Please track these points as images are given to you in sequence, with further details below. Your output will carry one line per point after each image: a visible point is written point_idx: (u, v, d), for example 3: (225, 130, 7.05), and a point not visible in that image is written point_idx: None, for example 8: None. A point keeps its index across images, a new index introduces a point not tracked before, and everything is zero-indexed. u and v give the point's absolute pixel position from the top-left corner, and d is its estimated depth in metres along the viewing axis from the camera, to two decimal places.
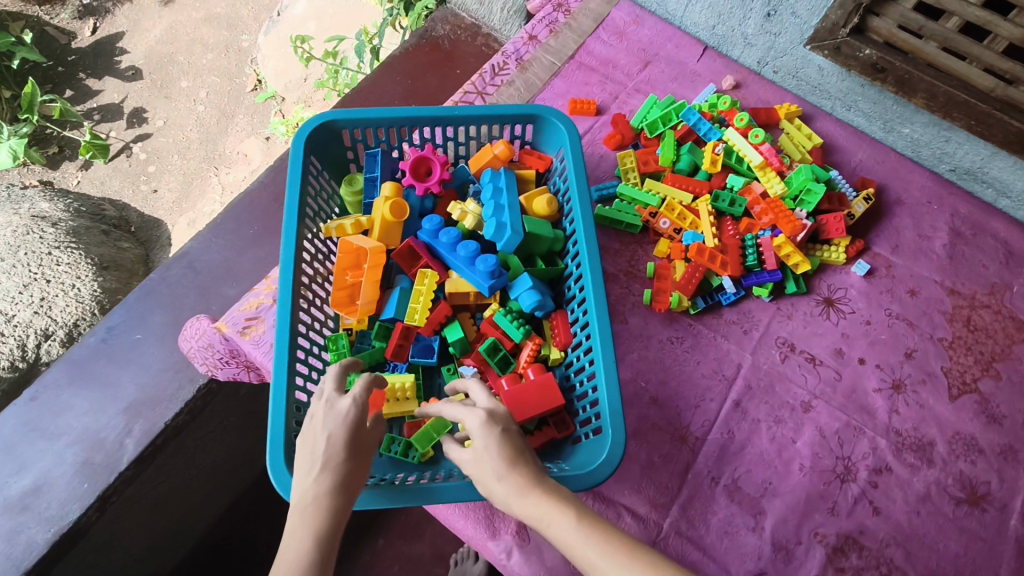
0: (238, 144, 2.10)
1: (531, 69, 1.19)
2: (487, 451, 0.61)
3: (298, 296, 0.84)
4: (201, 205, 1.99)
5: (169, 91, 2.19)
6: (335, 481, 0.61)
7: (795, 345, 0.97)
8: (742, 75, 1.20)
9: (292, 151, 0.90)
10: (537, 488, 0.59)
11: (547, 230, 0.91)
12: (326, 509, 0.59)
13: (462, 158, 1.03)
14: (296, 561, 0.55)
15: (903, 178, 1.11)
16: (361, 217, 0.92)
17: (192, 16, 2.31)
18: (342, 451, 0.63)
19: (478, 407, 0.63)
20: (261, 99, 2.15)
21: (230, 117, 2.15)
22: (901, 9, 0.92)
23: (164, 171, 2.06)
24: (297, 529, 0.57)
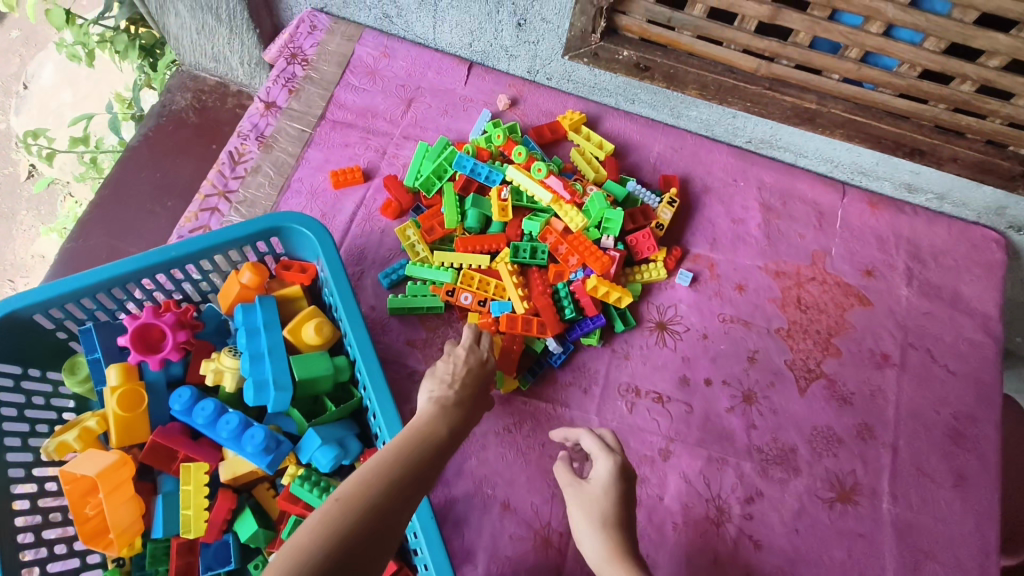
0: (31, 244, 1.77)
1: (276, 145, 1.00)
2: (601, 494, 0.64)
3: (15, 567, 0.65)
4: None
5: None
6: (464, 396, 0.65)
7: (639, 388, 0.89)
8: (516, 88, 1.08)
9: None
10: (626, 560, 0.60)
11: (326, 365, 0.76)
12: (458, 410, 0.64)
13: (210, 293, 0.85)
14: (433, 432, 0.59)
15: (704, 162, 1.04)
16: (88, 422, 0.73)
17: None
18: (476, 382, 0.68)
19: (612, 454, 0.67)
20: (40, 188, 1.78)
21: (12, 217, 1.79)
22: (643, 4, 0.82)
23: None
24: (431, 416, 0.61)
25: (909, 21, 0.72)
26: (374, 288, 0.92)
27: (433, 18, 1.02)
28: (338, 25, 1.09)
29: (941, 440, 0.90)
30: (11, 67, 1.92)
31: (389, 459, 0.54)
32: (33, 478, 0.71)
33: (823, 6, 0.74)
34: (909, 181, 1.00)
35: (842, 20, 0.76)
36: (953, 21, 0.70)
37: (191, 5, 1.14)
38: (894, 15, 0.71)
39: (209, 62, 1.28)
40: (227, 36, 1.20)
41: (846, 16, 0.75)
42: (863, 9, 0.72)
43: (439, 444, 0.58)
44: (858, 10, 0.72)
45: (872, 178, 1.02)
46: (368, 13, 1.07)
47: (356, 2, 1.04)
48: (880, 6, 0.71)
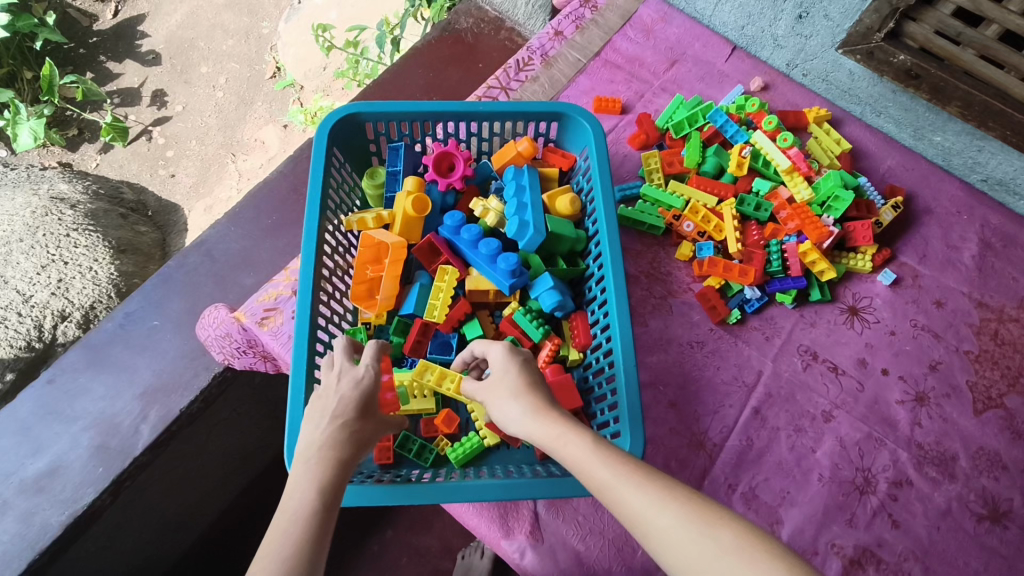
0: (257, 130, 2.10)
1: (555, 65, 1.17)
2: (509, 374, 0.66)
3: (318, 289, 0.84)
4: (218, 191, 2.01)
5: (189, 76, 2.20)
6: (343, 435, 0.60)
7: (818, 353, 0.96)
8: (770, 76, 1.18)
9: (315, 140, 0.90)
10: (548, 411, 0.61)
11: (571, 230, 0.90)
12: (333, 461, 0.58)
13: (485, 154, 1.02)
14: (300, 509, 0.53)
15: (933, 187, 1.09)
16: (382, 211, 0.92)
17: (214, 1, 2.31)
18: (353, 407, 0.62)
19: (504, 343, 0.70)
20: (277, 87, 2.15)
21: (248, 104, 2.15)
22: (938, 14, 0.90)
23: (182, 156, 2.08)
24: (303, 481, 0.56)
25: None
26: None
27: None
28: None
29: None
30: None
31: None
32: (335, 238, 0.92)
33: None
34: None
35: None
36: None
37: None
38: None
39: None
40: None
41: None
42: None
43: (315, 518, 0.53)
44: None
45: None
46: None
47: None
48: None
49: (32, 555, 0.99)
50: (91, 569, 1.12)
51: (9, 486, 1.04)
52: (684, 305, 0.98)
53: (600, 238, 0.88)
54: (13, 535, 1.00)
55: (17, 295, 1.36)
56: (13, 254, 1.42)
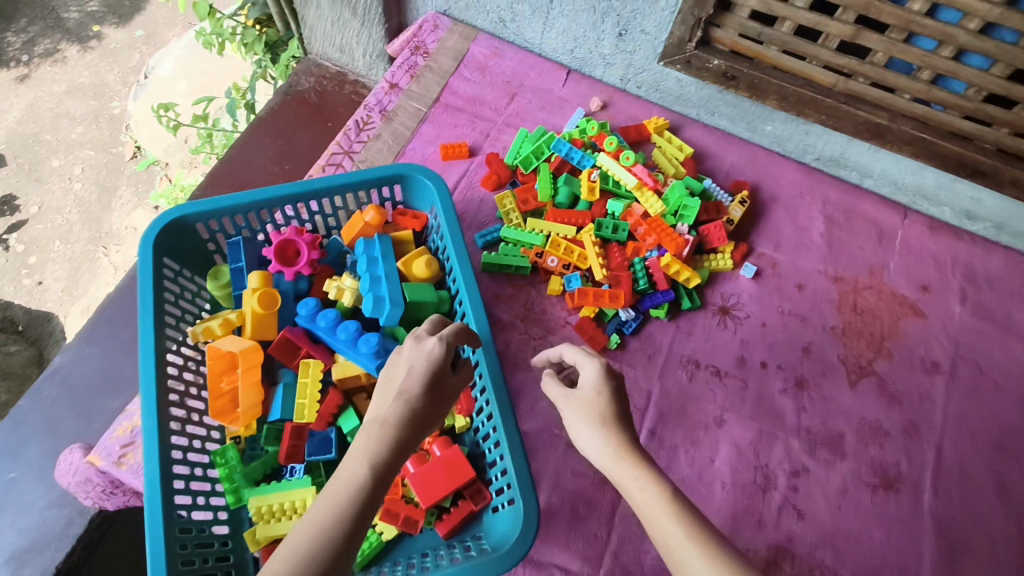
0: (127, 217, 1.98)
1: (396, 118, 1.14)
2: (599, 400, 0.66)
3: (167, 418, 0.76)
4: (93, 289, 1.88)
5: (40, 173, 2.00)
6: (406, 411, 0.57)
7: (699, 361, 0.98)
8: (608, 94, 1.21)
9: (139, 256, 0.82)
10: (627, 455, 0.62)
11: (431, 295, 0.87)
12: (392, 437, 0.55)
13: (334, 229, 0.97)
14: (353, 482, 0.52)
15: (774, 174, 1.14)
16: (229, 314, 0.85)
17: (51, 88, 2.12)
18: (420, 386, 0.59)
19: (597, 360, 0.69)
20: (140, 167, 2.03)
21: (111, 190, 2.01)
22: (738, 18, 0.94)
23: (46, 260, 1.90)
24: (359, 451, 0.54)
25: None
26: (470, 247, 1.04)
27: (544, 24, 1.17)
28: (458, 26, 1.25)
29: (983, 446, 0.96)
30: (132, 61, 2.19)
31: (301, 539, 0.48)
32: (181, 354, 0.84)
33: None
34: (969, 209, 1.08)
35: (941, 16, 0.81)
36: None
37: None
38: (988, 12, 0.77)
39: (335, 51, 1.46)
40: (357, 28, 1.35)
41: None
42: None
43: (360, 497, 0.51)
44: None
45: (933, 204, 1.10)
46: (486, 17, 1.22)
47: (478, 6, 1.20)
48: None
49: None
50: None
51: None
52: (565, 341, 0.97)
53: (461, 298, 0.86)
54: None
55: None
56: None
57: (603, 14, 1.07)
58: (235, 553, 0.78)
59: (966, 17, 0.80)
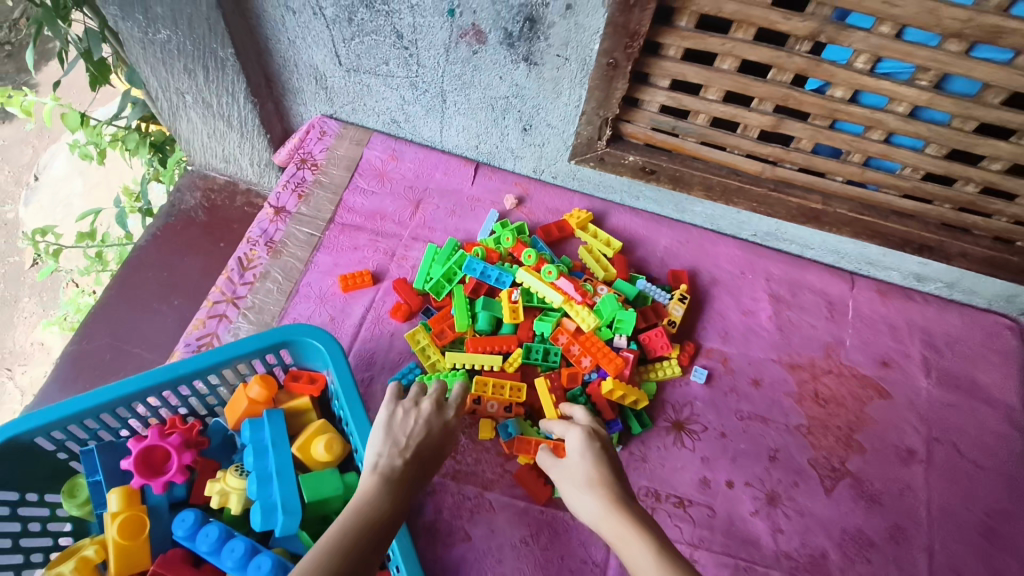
0: (32, 333, 1.75)
1: (286, 249, 1.01)
2: (584, 464, 0.66)
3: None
4: None
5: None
6: (414, 463, 0.65)
7: (659, 491, 0.86)
8: (522, 187, 1.10)
9: None
10: (619, 508, 0.60)
11: (337, 485, 0.73)
12: (402, 478, 0.63)
13: (216, 407, 0.83)
14: (370, 509, 0.57)
15: (710, 255, 1.06)
16: (85, 550, 0.68)
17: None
18: (429, 449, 0.68)
19: (582, 425, 0.70)
20: (41, 275, 1.78)
21: (13, 304, 1.77)
22: (647, 113, 0.85)
23: None
24: (374, 488, 0.60)
25: (961, 70, 0.67)
26: (385, 392, 0.91)
27: (440, 123, 1.07)
28: (347, 129, 1.14)
29: (976, 539, 0.86)
30: (24, 157, 1.94)
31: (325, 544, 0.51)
32: None
33: (867, 57, 0.69)
34: (918, 272, 1.00)
35: (864, 101, 0.75)
36: (1019, 70, 0.65)
37: (204, 113, 1.17)
38: (917, 97, 0.71)
39: (220, 162, 1.32)
40: (237, 139, 1.22)
41: (916, 35, 0.66)
42: (911, 56, 0.67)
43: (374, 520, 0.56)
44: (900, 57, 0.68)
45: (880, 268, 1.03)
46: (376, 118, 1.11)
47: (365, 108, 1.10)
48: (943, 15, 0.62)
49: None
50: None
51: None
52: (506, 495, 0.84)
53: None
54: None
55: None
56: None
57: (503, 111, 0.99)
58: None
59: (893, 102, 0.73)
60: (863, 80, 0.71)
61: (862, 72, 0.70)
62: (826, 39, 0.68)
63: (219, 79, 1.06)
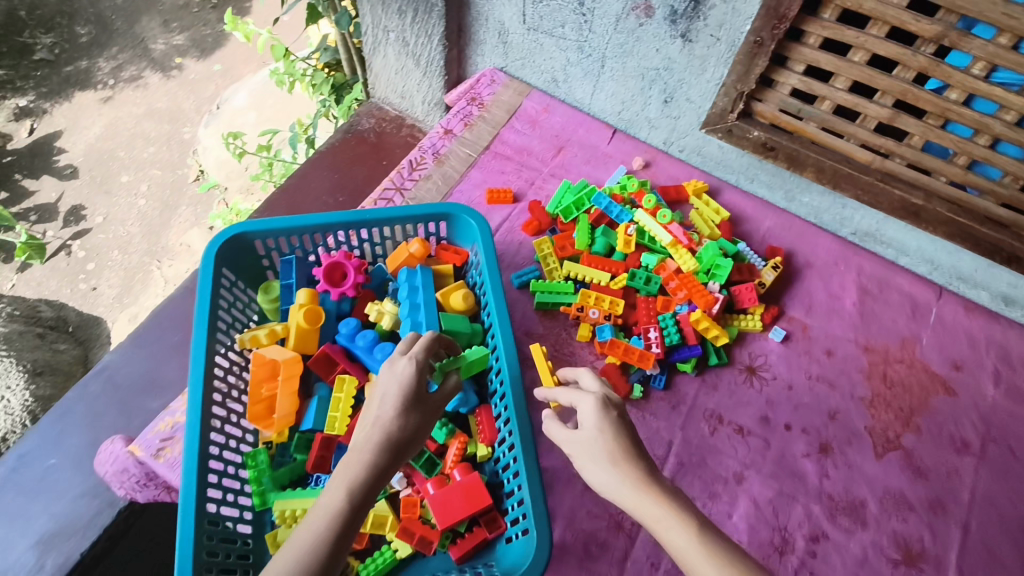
0: (183, 235, 2.14)
1: (448, 161, 1.22)
2: (601, 437, 0.65)
3: (208, 419, 0.82)
4: (143, 300, 2.02)
5: (109, 186, 2.23)
6: (383, 436, 0.62)
7: (723, 416, 0.99)
8: (650, 154, 1.26)
9: (202, 264, 0.90)
10: (646, 485, 0.62)
11: (466, 326, 0.93)
12: (367, 459, 0.60)
13: (380, 257, 1.05)
14: (331, 506, 0.57)
15: (809, 242, 1.17)
16: (276, 326, 0.93)
17: (132, 111, 2.40)
18: (395, 409, 0.64)
19: (597, 395, 0.69)
20: (201, 190, 2.20)
21: (172, 208, 2.19)
22: (778, 95, 1.00)
23: (104, 268, 2.09)
24: (337, 478, 0.59)
25: None
26: (506, 286, 1.09)
27: (594, 86, 1.24)
28: (513, 81, 1.34)
29: (1016, 532, 0.92)
30: (208, 92, 2.45)
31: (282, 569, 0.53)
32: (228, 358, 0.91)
33: (983, 64, 0.81)
34: (1006, 293, 1.07)
35: (976, 106, 0.86)
36: None
37: (399, 50, 1.41)
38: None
39: (396, 97, 1.56)
40: (418, 78, 1.45)
41: None
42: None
43: (338, 518, 0.57)
44: (1013, 67, 0.79)
45: (970, 286, 1.10)
46: (539, 76, 1.31)
47: (533, 65, 1.29)
48: None
49: None
50: None
51: None
52: None
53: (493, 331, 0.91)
54: None
55: None
56: None
57: (651, 81, 1.15)
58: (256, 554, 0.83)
59: (1002, 110, 0.84)
60: (977, 84, 0.82)
61: (977, 78, 0.82)
62: (949, 43, 0.81)
63: (423, 21, 1.30)
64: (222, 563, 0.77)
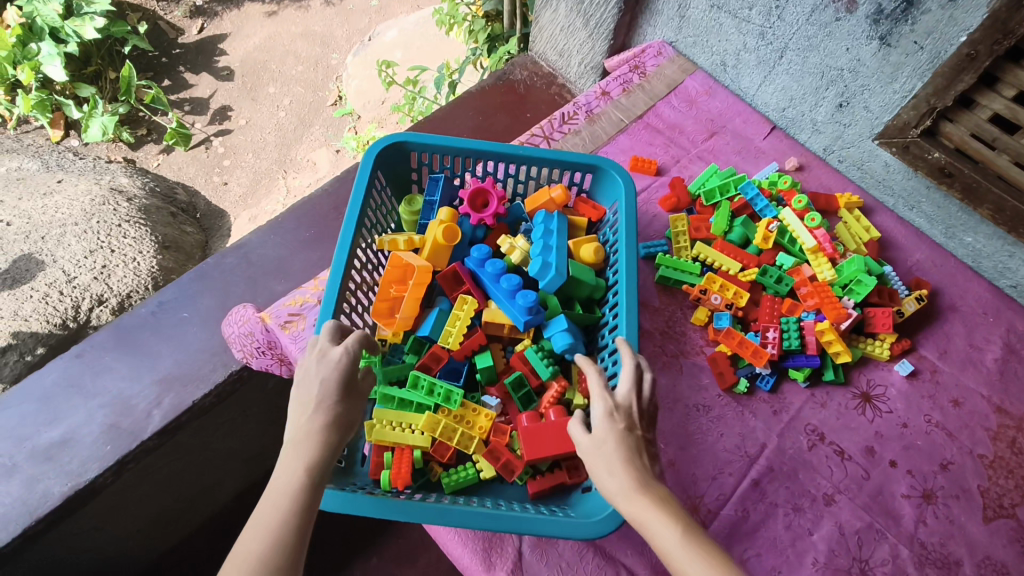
0: (312, 152, 2.25)
1: (599, 122, 1.25)
2: (608, 444, 0.68)
3: (342, 301, 0.89)
4: (263, 204, 2.13)
5: (257, 94, 2.41)
6: (327, 419, 0.69)
7: (824, 435, 0.95)
8: (806, 158, 1.21)
9: (361, 164, 0.97)
10: (646, 494, 0.64)
11: (590, 277, 0.96)
12: (317, 442, 0.67)
13: (519, 196, 1.10)
14: (289, 483, 0.64)
15: (960, 285, 1.08)
16: (413, 235, 0.98)
17: (291, 30, 2.57)
18: (334, 394, 0.71)
19: (608, 406, 0.71)
20: (337, 115, 2.32)
21: (307, 125, 2.32)
22: (975, 118, 0.94)
23: (237, 167, 2.24)
24: (289, 461, 0.66)
25: None
26: None
27: (764, 77, 1.20)
28: (679, 58, 1.32)
29: None
30: (362, 24, 2.57)
31: (250, 548, 0.59)
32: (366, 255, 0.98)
33: None
34: None
35: None
36: None
37: (571, 7, 1.41)
38: None
39: (554, 55, 1.57)
40: (583, 39, 1.46)
41: None
42: None
43: (297, 493, 0.64)
44: None
45: None
46: (709, 57, 1.28)
47: (705, 45, 1.27)
48: None
49: (29, 522, 1.02)
50: (96, 529, 1.17)
51: (21, 451, 1.07)
52: (694, 367, 0.99)
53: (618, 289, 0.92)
54: (15, 499, 1.03)
55: (62, 274, 1.50)
56: (66, 236, 1.60)
57: (829, 81, 1.09)
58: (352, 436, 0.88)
59: None
60: None
61: None
62: None
63: None
64: None
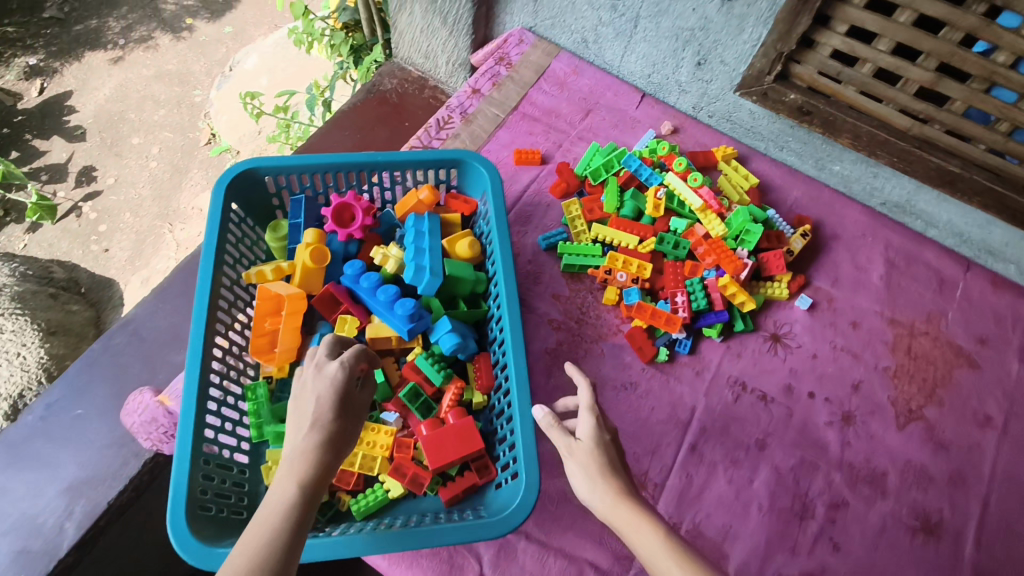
0: (194, 197, 2.11)
1: (476, 121, 1.23)
2: (591, 450, 0.66)
3: (211, 345, 0.83)
4: (154, 262, 2.00)
5: (120, 148, 2.22)
6: (326, 436, 0.61)
7: (746, 384, 0.98)
8: (679, 120, 1.25)
9: (211, 197, 0.91)
10: (630, 498, 0.61)
11: (469, 273, 0.93)
12: (313, 460, 0.59)
13: (389, 203, 1.07)
14: (282, 502, 0.55)
15: (837, 214, 1.15)
16: (281, 263, 0.94)
17: (142, 73, 2.37)
18: (331, 409, 0.63)
19: (594, 413, 0.69)
20: (214, 153, 2.19)
21: (183, 171, 2.17)
22: (818, 56, 0.99)
23: (115, 230, 2.07)
24: (283, 477, 0.57)
25: None
26: (533, 248, 1.09)
27: (625, 47, 1.22)
28: (542, 42, 1.31)
29: None
30: (218, 54, 2.42)
31: (239, 561, 0.51)
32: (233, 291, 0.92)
33: None
34: None
35: None
36: None
37: (425, 8, 1.38)
38: None
39: (419, 58, 1.53)
40: (444, 37, 1.43)
41: None
42: None
43: (288, 514, 0.55)
44: None
45: (998, 259, 1.09)
46: (569, 36, 1.28)
47: (562, 25, 1.26)
48: None
49: None
50: None
51: None
52: (615, 347, 1.00)
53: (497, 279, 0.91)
54: None
55: None
56: None
57: (685, 42, 1.12)
58: (250, 484, 0.85)
59: None
60: None
61: None
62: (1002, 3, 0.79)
63: None
64: (216, 488, 0.78)
